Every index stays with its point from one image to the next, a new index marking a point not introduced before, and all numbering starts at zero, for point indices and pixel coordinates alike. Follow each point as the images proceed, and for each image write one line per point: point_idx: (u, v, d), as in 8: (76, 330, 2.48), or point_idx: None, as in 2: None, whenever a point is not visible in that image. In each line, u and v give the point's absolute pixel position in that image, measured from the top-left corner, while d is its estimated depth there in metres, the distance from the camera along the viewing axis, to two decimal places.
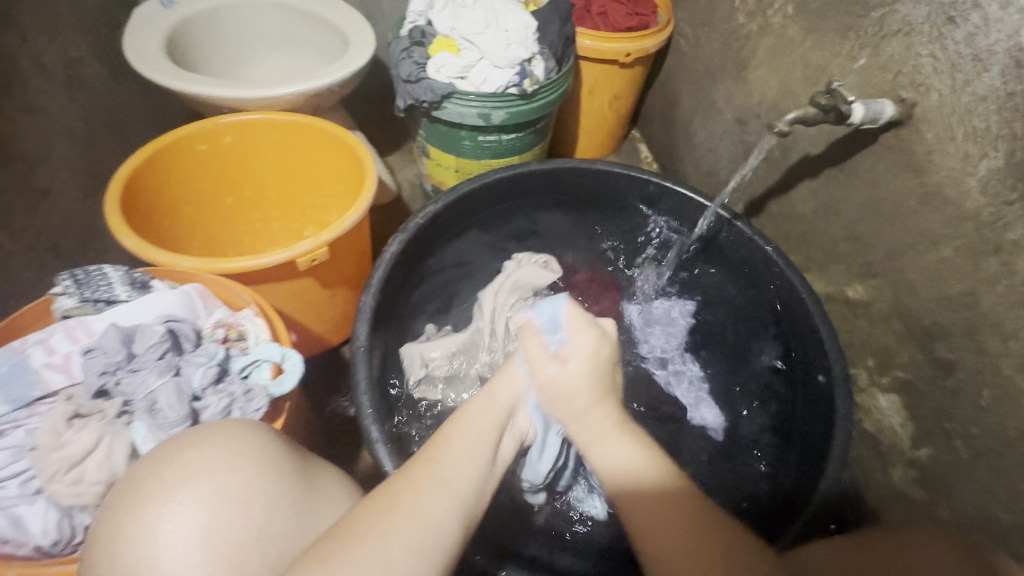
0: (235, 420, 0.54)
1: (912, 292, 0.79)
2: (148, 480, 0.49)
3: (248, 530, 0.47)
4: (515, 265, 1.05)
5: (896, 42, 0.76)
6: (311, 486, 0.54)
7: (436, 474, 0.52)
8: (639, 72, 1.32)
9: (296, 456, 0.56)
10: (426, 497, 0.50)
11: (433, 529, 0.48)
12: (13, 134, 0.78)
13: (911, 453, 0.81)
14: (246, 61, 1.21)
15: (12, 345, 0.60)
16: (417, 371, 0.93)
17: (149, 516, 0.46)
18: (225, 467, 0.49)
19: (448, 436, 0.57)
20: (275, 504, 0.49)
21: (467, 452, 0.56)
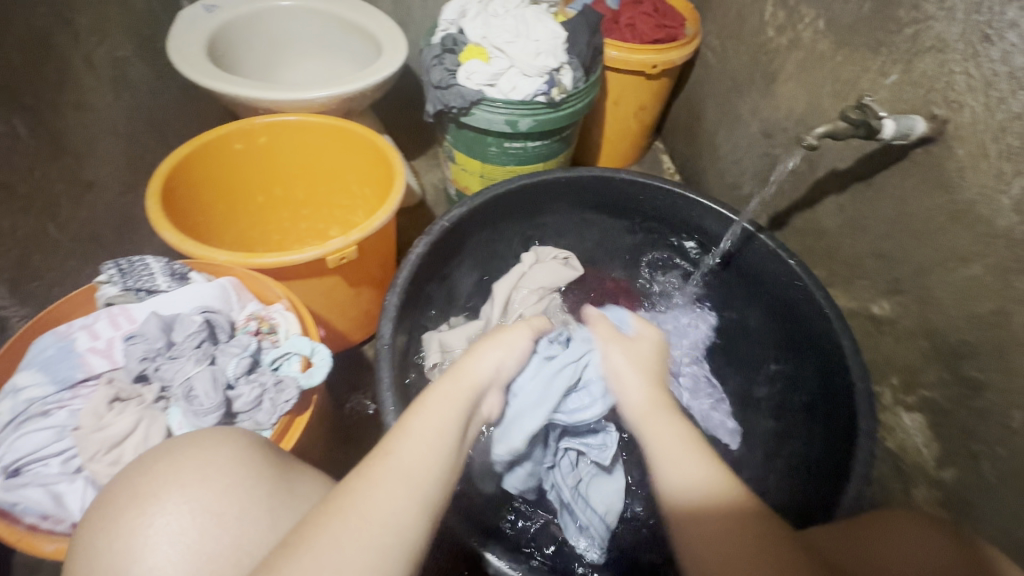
0: (213, 427, 0.52)
1: (940, 310, 0.78)
2: (118, 494, 0.47)
3: (220, 539, 0.44)
4: (533, 259, 1.08)
5: (928, 58, 0.76)
6: (290, 489, 0.51)
7: (397, 468, 0.48)
8: (665, 83, 1.33)
9: (275, 459, 0.53)
10: (390, 496, 0.46)
11: (394, 527, 0.44)
12: (62, 128, 0.81)
13: (936, 474, 0.80)
14: (282, 64, 1.25)
15: (61, 330, 0.64)
16: (435, 358, 0.94)
17: (122, 531, 0.44)
18: (198, 476, 0.47)
19: (410, 425, 0.52)
20: (247, 512, 0.47)
21: (431, 444, 0.51)
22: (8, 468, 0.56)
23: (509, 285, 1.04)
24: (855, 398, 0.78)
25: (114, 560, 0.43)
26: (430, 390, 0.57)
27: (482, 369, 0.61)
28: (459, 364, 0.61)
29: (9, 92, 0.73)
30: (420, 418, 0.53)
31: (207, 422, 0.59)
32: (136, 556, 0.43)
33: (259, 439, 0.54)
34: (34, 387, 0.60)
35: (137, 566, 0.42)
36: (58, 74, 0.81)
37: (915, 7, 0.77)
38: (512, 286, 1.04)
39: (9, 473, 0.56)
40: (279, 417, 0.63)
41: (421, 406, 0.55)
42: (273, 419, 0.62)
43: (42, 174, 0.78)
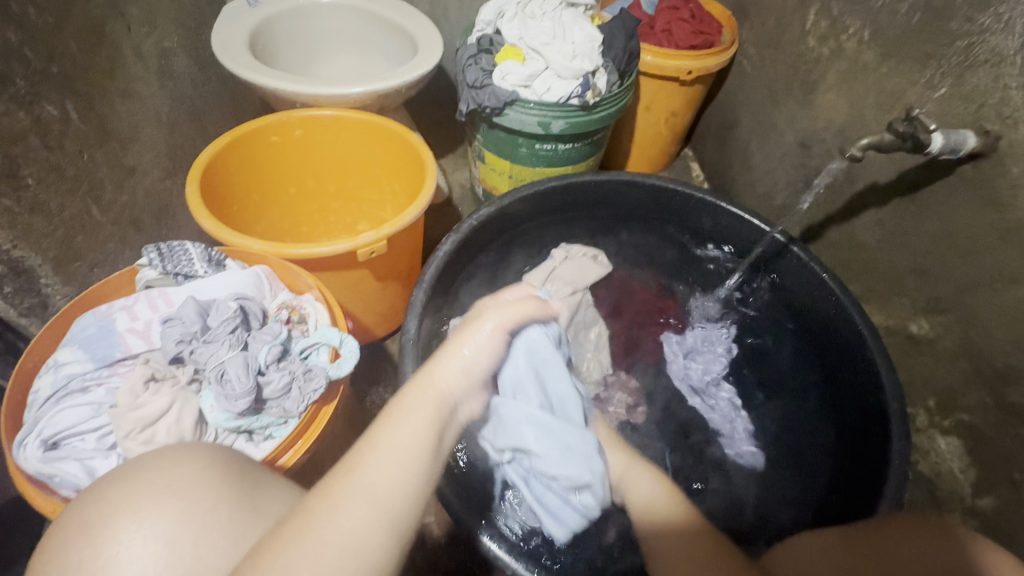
0: (164, 449, 0.50)
1: (985, 332, 0.75)
2: (75, 520, 0.46)
3: (176, 566, 0.43)
4: (563, 256, 1.06)
5: (982, 72, 0.73)
6: (255, 504, 0.49)
7: (362, 488, 0.46)
8: (699, 90, 1.31)
9: (240, 473, 0.51)
10: (355, 517, 0.44)
11: (358, 548, 0.43)
12: (109, 115, 0.84)
13: (972, 502, 0.77)
14: (318, 60, 1.27)
15: (102, 309, 0.65)
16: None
17: (76, 559, 0.44)
18: (150, 502, 0.46)
19: (377, 440, 0.50)
20: (203, 536, 0.45)
21: (399, 459, 0.48)
22: (47, 440, 0.57)
23: (540, 278, 1.02)
24: (889, 421, 0.75)
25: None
26: (399, 398, 0.54)
27: (451, 376, 0.56)
28: (426, 368, 0.56)
29: (62, 78, 0.75)
30: (387, 433, 0.50)
31: (237, 406, 0.60)
32: None
33: (223, 453, 0.52)
34: (75, 363, 0.61)
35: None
36: (109, 62, 0.84)
37: (969, 19, 0.74)
38: (543, 279, 1.02)
39: (48, 445, 0.57)
40: (307, 406, 0.64)
41: (387, 419, 0.52)
42: (301, 407, 0.63)
43: (89, 158, 0.80)
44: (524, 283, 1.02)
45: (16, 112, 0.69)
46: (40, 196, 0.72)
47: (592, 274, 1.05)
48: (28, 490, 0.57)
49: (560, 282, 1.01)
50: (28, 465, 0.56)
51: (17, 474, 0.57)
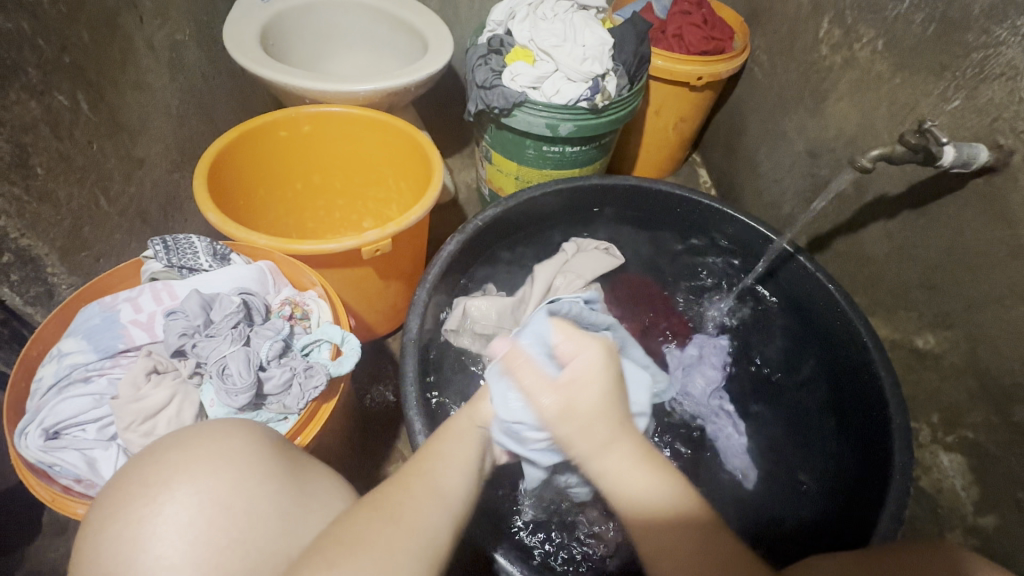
0: (225, 420, 0.50)
1: (993, 349, 0.75)
2: (129, 480, 0.44)
3: (229, 532, 0.42)
4: (574, 249, 1.06)
5: (997, 85, 0.72)
6: (301, 485, 0.49)
7: (435, 485, 0.52)
8: (709, 96, 1.31)
9: (284, 453, 0.51)
10: (429, 509, 0.50)
11: (432, 539, 0.47)
12: (118, 107, 0.84)
13: (974, 519, 0.76)
14: (328, 56, 1.27)
15: (105, 300, 0.65)
16: (455, 324, 0.95)
17: (130, 518, 0.42)
18: (207, 468, 0.45)
19: (440, 449, 0.57)
20: (256, 506, 0.44)
21: (459, 465, 0.56)
22: (49, 429, 0.57)
23: (551, 269, 1.02)
24: (892, 435, 0.75)
25: (121, 548, 0.41)
26: (448, 423, 0.62)
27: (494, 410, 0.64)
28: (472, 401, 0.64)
29: (74, 68, 0.76)
30: (445, 443, 0.59)
31: (238, 401, 0.60)
32: (143, 546, 0.40)
33: (267, 430, 0.52)
34: (78, 353, 0.62)
35: (144, 556, 0.40)
36: (120, 54, 0.84)
37: (985, 31, 0.73)
38: (554, 272, 1.02)
39: (49, 434, 0.57)
40: (307, 403, 0.64)
41: (444, 437, 0.59)
42: (301, 404, 0.63)
43: (98, 148, 0.81)
44: (535, 274, 1.02)
45: (28, 101, 0.69)
46: (48, 185, 0.73)
47: (603, 267, 1.04)
48: (27, 479, 0.57)
49: (571, 274, 1.02)
50: (28, 454, 0.56)
51: (18, 462, 0.57)
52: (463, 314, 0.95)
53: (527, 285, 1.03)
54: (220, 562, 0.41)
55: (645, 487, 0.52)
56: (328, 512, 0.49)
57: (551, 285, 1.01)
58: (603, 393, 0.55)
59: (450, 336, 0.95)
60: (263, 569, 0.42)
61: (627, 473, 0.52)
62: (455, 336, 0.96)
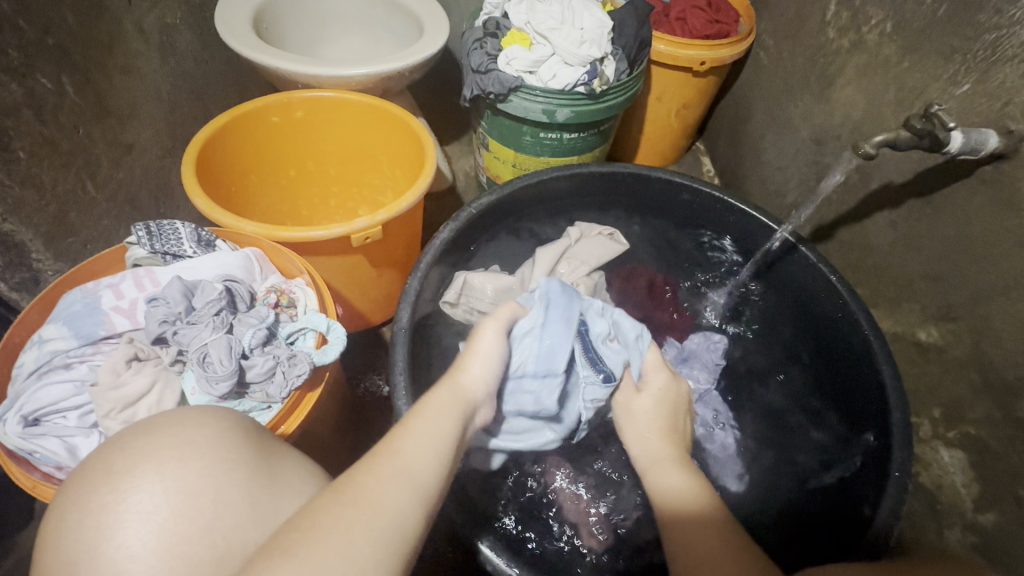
0: (195, 408, 0.49)
1: (996, 342, 0.72)
2: (95, 467, 0.44)
3: (194, 521, 0.41)
4: (578, 235, 1.03)
5: (1009, 68, 0.69)
6: (273, 473, 0.47)
7: (404, 470, 0.47)
8: (712, 82, 1.27)
9: (259, 441, 0.49)
10: (395, 496, 0.45)
11: (398, 527, 0.43)
12: (106, 91, 0.83)
13: (973, 517, 0.74)
14: (323, 41, 1.25)
15: (87, 286, 0.64)
16: (452, 298, 0.92)
17: (95, 506, 0.41)
18: (175, 456, 0.44)
19: (411, 429, 0.51)
20: (224, 495, 0.43)
21: (432, 448, 0.50)
22: (28, 416, 0.57)
23: (553, 254, 1.00)
24: (892, 430, 0.73)
25: (85, 536, 0.40)
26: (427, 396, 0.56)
27: (474, 383, 0.59)
28: (452, 374, 0.58)
29: (58, 50, 0.74)
30: (420, 423, 0.52)
31: (218, 389, 0.59)
32: (108, 533, 0.40)
33: (242, 418, 0.51)
34: (58, 339, 0.61)
35: (107, 544, 0.40)
36: (107, 37, 0.82)
37: (998, 11, 0.70)
38: (557, 256, 1.00)
39: (28, 421, 0.57)
40: (290, 392, 0.63)
41: (421, 411, 0.54)
42: (284, 393, 0.62)
43: (85, 133, 0.79)
44: (536, 257, 0.99)
45: (10, 84, 0.68)
46: (32, 169, 0.72)
47: (609, 253, 1.02)
48: (8, 465, 0.57)
49: (575, 261, 0.99)
50: (7, 440, 0.55)
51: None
52: (460, 290, 0.93)
53: (528, 266, 1.01)
54: (183, 551, 0.40)
55: (674, 483, 0.60)
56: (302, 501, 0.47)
57: (553, 271, 0.99)
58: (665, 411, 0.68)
59: (444, 308, 0.92)
60: (226, 559, 0.41)
61: (666, 475, 0.61)
62: (449, 309, 0.93)
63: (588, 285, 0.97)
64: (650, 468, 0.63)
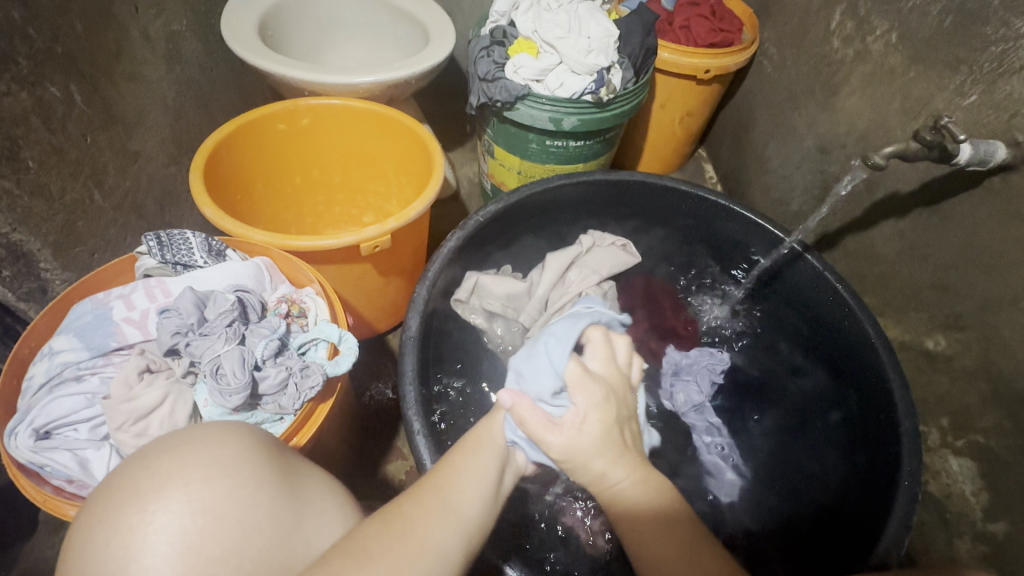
0: (219, 425, 0.49)
1: (1007, 352, 0.73)
2: (121, 486, 0.43)
3: (221, 542, 0.41)
4: (591, 243, 1.04)
5: (1016, 80, 0.70)
6: (296, 494, 0.47)
7: (449, 502, 0.49)
8: (716, 90, 1.28)
9: (280, 460, 0.49)
10: (440, 528, 0.46)
11: (442, 558, 0.44)
12: (114, 99, 0.83)
13: (983, 526, 0.75)
14: (327, 48, 1.25)
15: (98, 297, 0.64)
16: (464, 295, 0.95)
17: (121, 526, 0.41)
18: (201, 475, 0.44)
19: (456, 465, 0.53)
20: (249, 516, 0.43)
21: (476, 484, 0.52)
22: (39, 429, 0.56)
23: (565, 260, 1.01)
24: (901, 439, 0.73)
25: (111, 556, 0.40)
26: (466, 435, 0.58)
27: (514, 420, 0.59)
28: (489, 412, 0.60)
29: (66, 59, 0.74)
30: (463, 460, 0.54)
31: (232, 402, 0.59)
32: (132, 556, 0.39)
33: (264, 437, 0.51)
34: (69, 351, 0.60)
35: (134, 566, 0.39)
36: (115, 45, 0.82)
37: (1005, 23, 0.71)
38: (567, 264, 1.01)
39: (40, 434, 0.56)
40: (303, 403, 0.62)
41: (463, 450, 0.56)
42: (297, 404, 0.62)
43: (92, 141, 0.79)
44: (547, 262, 1.01)
45: (19, 93, 0.67)
46: (41, 178, 0.71)
47: (622, 263, 1.03)
48: (17, 479, 0.56)
49: (587, 269, 1.01)
50: (18, 454, 0.55)
51: (8, 462, 0.56)
52: (473, 289, 0.96)
53: (539, 271, 1.03)
54: (212, 574, 0.40)
55: (630, 494, 0.54)
56: (323, 520, 0.48)
57: (562, 275, 1.01)
58: (607, 433, 0.53)
59: (455, 306, 0.95)
60: None
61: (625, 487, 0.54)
62: (461, 307, 0.96)
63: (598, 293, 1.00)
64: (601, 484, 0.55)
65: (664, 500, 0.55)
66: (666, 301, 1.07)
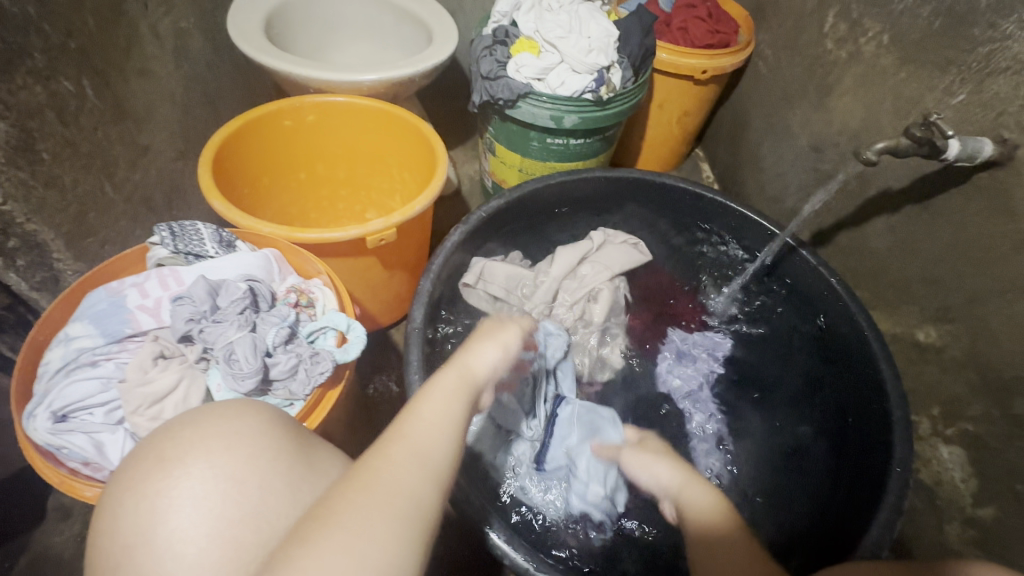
0: (238, 399, 0.50)
1: (994, 342, 0.75)
2: (147, 456, 0.45)
3: (241, 506, 0.43)
4: (602, 240, 1.07)
5: (1002, 80, 0.73)
6: (312, 464, 0.49)
7: (410, 449, 0.47)
8: (713, 91, 1.31)
9: (297, 435, 0.51)
10: (406, 474, 0.45)
11: (416, 502, 0.44)
12: (125, 94, 0.84)
13: (972, 511, 0.77)
14: (331, 46, 1.27)
15: (113, 285, 0.65)
16: (471, 280, 0.96)
17: (147, 491, 0.43)
18: (223, 445, 0.45)
19: (421, 410, 0.52)
20: (268, 483, 0.45)
21: (443, 427, 0.51)
22: (56, 412, 0.58)
23: (577, 255, 1.03)
24: (892, 425, 0.75)
25: (138, 520, 0.41)
26: (431, 381, 0.56)
27: (483, 367, 0.59)
28: (458, 357, 0.58)
29: (80, 53, 0.76)
30: (425, 404, 0.52)
31: (244, 386, 0.61)
32: (160, 518, 0.41)
33: (281, 414, 0.52)
34: (85, 337, 0.62)
35: (161, 527, 0.41)
36: (126, 40, 0.84)
37: (992, 25, 0.73)
38: (579, 259, 1.03)
39: (57, 417, 0.58)
40: (312, 390, 0.64)
41: (427, 396, 0.53)
42: (307, 390, 0.63)
43: (104, 135, 0.80)
44: (558, 255, 1.03)
45: (34, 86, 0.69)
46: (55, 170, 0.73)
47: (632, 260, 1.05)
48: (36, 460, 0.58)
49: (599, 265, 1.02)
50: (37, 436, 0.56)
51: (26, 443, 0.58)
52: (480, 274, 0.98)
53: (547, 263, 1.05)
54: (233, 535, 0.41)
55: (700, 500, 0.63)
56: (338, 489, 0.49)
57: (574, 270, 1.03)
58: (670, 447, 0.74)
59: (462, 290, 0.97)
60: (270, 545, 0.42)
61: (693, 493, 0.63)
62: (467, 292, 0.97)
63: (610, 289, 1.00)
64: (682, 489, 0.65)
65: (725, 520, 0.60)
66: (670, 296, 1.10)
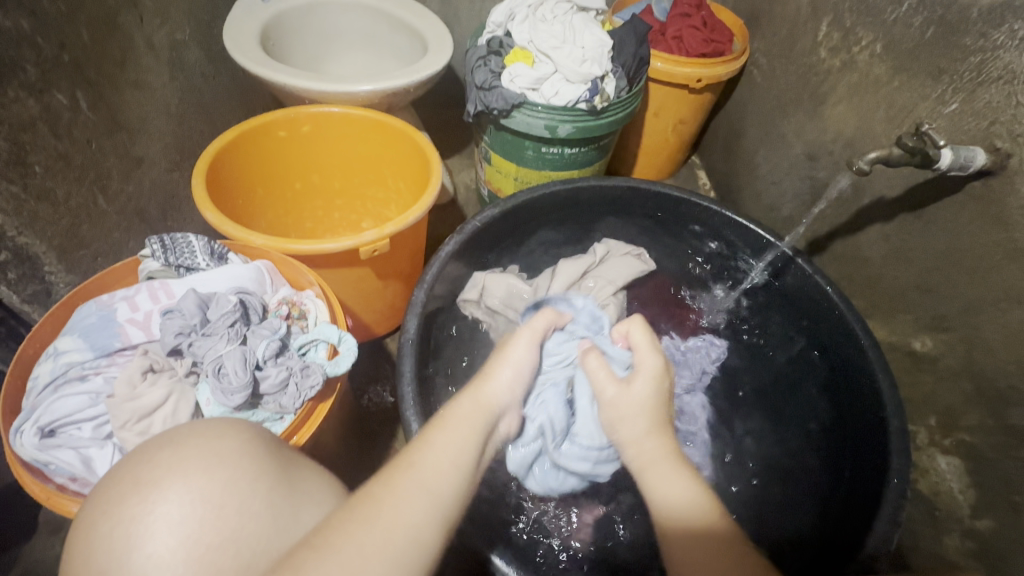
0: (221, 419, 0.50)
1: (989, 351, 0.75)
2: (124, 478, 0.44)
3: (220, 530, 0.42)
4: (605, 252, 1.06)
5: (994, 89, 0.73)
6: (293, 485, 0.48)
7: (421, 483, 0.47)
8: (707, 99, 1.31)
9: (278, 454, 0.51)
10: (410, 509, 0.45)
11: (411, 542, 0.44)
12: (119, 106, 0.84)
13: (970, 522, 0.76)
14: (326, 57, 1.27)
15: (103, 299, 0.65)
16: (472, 296, 0.97)
17: (123, 516, 0.42)
18: (201, 467, 0.45)
19: (431, 438, 0.52)
20: (246, 506, 0.44)
21: (452, 458, 0.51)
22: (44, 427, 0.57)
23: (579, 269, 1.02)
24: (889, 437, 0.75)
25: (114, 546, 0.41)
26: (450, 406, 0.56)
27: (499, 390, 0.60)
28: (478, 382, 0.59)
29: (73, 66, 0.76)
30: (441, 432, 0.53)
31: (233, 400, 0.61)
32: (136, 543, 0.41)
33: (262, 432, 0.52)
34: (74, 351, 0.62)
35: (136, 552, 0.41)
36: (120, 53, 0.84)
37: (983, 34, 0.74)
38: (581, 273, 1.02)
39: (44, 432, 0.57)
40: (303, 403, 0.64)
41: (443, 421, 0.54)
42: (297, 404, 0.63)
43: (97, 147, 0.81)
44: (559, 269, 1.02)
45: (27, 99, 0.69)
46: (46, 182, 0.73)
47: (634, 272, 1.03)
48: (22, 477, 0.57)
49: (603, 279, 1.01)
50: (24, 451, 0.56)
51: (12, 459, 0.57)
52: (481, 290, 0.98)
53: (548, 276, 1.04)
54: (211, 560, 0.41)
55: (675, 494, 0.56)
56: (320, 510, 0.49)
57: (578, 283, 1.02)
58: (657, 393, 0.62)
59: (462, 304, 0.98)
60: (249, 571, 0.42)
61: (664, 475, 0.57)
62: (466, 306, 0.98)
63: (615, 303, 0.99)
64: (647, 469, 0.59)
65: (710, 517, 0.54)
66: (664, 304, 1.09)
